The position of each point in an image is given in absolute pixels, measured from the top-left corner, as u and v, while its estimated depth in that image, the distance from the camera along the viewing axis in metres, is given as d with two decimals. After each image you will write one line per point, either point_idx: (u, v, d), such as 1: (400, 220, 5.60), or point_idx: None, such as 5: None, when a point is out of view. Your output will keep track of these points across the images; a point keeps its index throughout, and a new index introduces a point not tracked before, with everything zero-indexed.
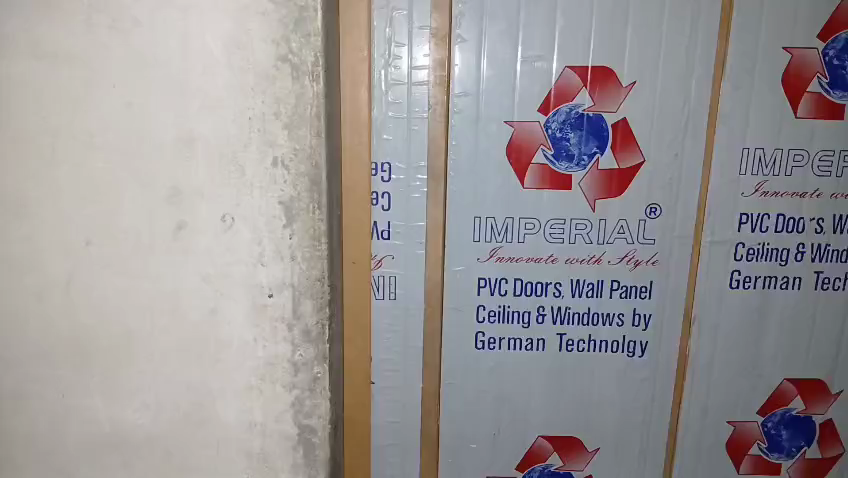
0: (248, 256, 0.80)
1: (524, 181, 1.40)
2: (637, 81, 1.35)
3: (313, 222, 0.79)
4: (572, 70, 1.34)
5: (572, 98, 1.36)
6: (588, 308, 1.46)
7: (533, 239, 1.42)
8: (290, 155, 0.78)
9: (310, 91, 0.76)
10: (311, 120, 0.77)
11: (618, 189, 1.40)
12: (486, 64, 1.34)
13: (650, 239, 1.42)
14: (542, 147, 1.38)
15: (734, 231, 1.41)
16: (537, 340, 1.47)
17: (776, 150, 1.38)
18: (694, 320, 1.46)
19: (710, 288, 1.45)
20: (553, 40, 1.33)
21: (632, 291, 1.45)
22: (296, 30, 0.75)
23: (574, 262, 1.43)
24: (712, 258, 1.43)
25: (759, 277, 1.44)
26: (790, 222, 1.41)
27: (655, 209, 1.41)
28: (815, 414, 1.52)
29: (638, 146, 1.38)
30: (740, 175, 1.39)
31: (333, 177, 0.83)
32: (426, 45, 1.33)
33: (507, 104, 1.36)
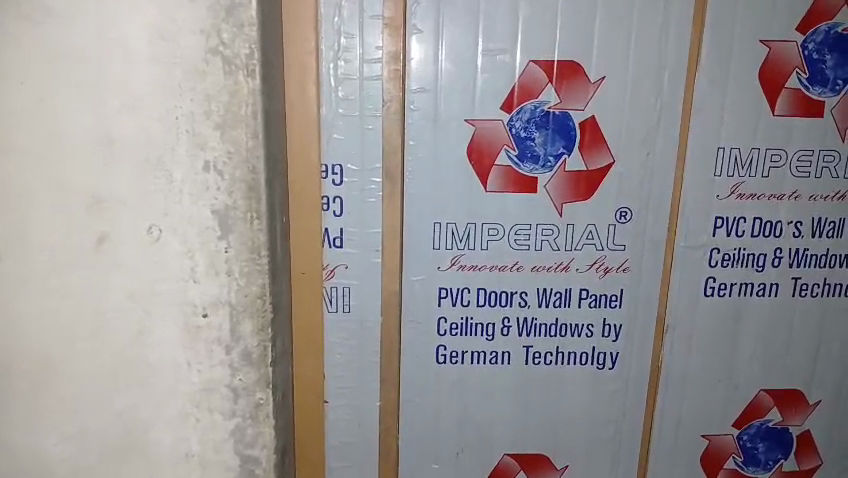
0: (180, 271, 0.72)
1: (486, 184, 1.12)
2: (606, 76, 1.08)
3: (253, 234, 0.72)
4: (536, 64, 1.07)
5: (538, 94, 1.08)
6: (555, 320, 1.19)
7: (497, 246, 1.15)
8: (223, 159, 0.70)
9: (245, 87, 0.68)
10: (246, 120, 0.69)
11: (583, 192, 1.13)
12: (445, 55, 1.06)
13: (621, 245, 1.16)
14: (506, 147, 1.10)
15: (707, 237, 1.16)
16: (502, 354, 1.20)
17: (727, 147, 1.12)
18: (665, 331, 1.21)
19: (681, 295, 1.19)
20: (517, 30, 1.06)
21: (602, 299, 1.18)
22: (228, 19, 0.67)
23: (540, 270, 1.16)
24: (685, 267, 1.17)
25: (735, 285, 1.19)
26: (768, 225, 1.16)
27: (624, 213, 1.14)
28: (792, 425, 1.28)
29: (607, 142, 1.11)
30: (716, 177, 1.13)
31: (275, 181, 0.76)
32: (379, 36, 1.05)
33: (469, 97, 1.08)
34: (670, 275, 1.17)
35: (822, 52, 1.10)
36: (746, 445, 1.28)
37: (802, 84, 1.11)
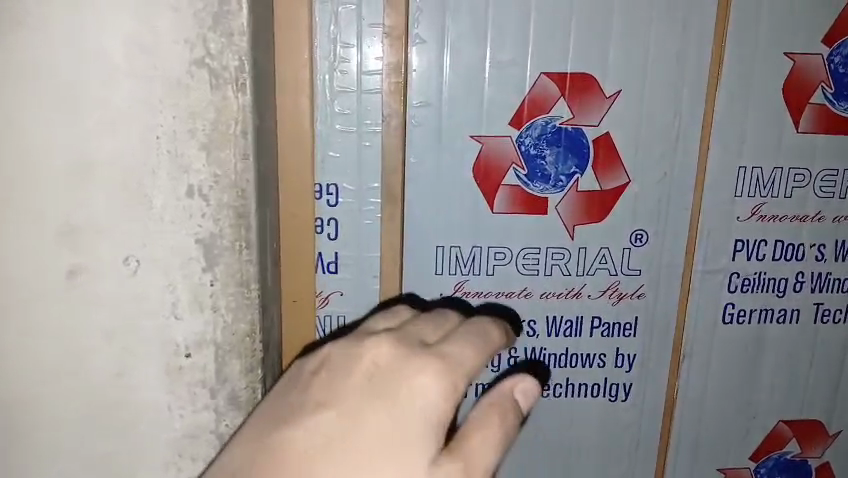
0: (160, 307, 0.65)
1: (492, 205, 0.85)
2: (622, 89, 0.82)
3: (242, 265, 0.65)
4: (548, 76, 0.81)
5: (550, 109, 0.82)
6: (566, 352, 0.90)
7: (504, 272, 0.87)
8: (209, 183, 0.62)
9: (234, 103, 0.61)
10: (235, 140, 0.62)
11: (595, 212, 0.86)
12: (449, 67, 0.80)
13: (635, 269, 0.88)
14: (513, 165, 0.84)
15: (726, 262, 0.88)
16: None
17: (778, 167, 0.86)
18: (683, 358, 0.91)
19: (702, 320, 0.90)
20: (528, 32, 0.80)
21: (615, 330, 0.90)
22: (215, 28, 0.59)
23: (550, 298, 0.88)
24: (703, 298, 0.89)
25: (755, 311, 0.91)
26: (791, 248, 0.89)
27: (639, 235, 0.87)
28: (811, 458, 0.99)
29: (623, 161, 0.84)
30: (737, 197, 0.86)
31: (265, 206, 0.68)
32: (378, 48, 0.79)
33: (475, 109, 0.81)
34: (686, 313, 0.90)
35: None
36: None
37: (827, 99, 0.85)
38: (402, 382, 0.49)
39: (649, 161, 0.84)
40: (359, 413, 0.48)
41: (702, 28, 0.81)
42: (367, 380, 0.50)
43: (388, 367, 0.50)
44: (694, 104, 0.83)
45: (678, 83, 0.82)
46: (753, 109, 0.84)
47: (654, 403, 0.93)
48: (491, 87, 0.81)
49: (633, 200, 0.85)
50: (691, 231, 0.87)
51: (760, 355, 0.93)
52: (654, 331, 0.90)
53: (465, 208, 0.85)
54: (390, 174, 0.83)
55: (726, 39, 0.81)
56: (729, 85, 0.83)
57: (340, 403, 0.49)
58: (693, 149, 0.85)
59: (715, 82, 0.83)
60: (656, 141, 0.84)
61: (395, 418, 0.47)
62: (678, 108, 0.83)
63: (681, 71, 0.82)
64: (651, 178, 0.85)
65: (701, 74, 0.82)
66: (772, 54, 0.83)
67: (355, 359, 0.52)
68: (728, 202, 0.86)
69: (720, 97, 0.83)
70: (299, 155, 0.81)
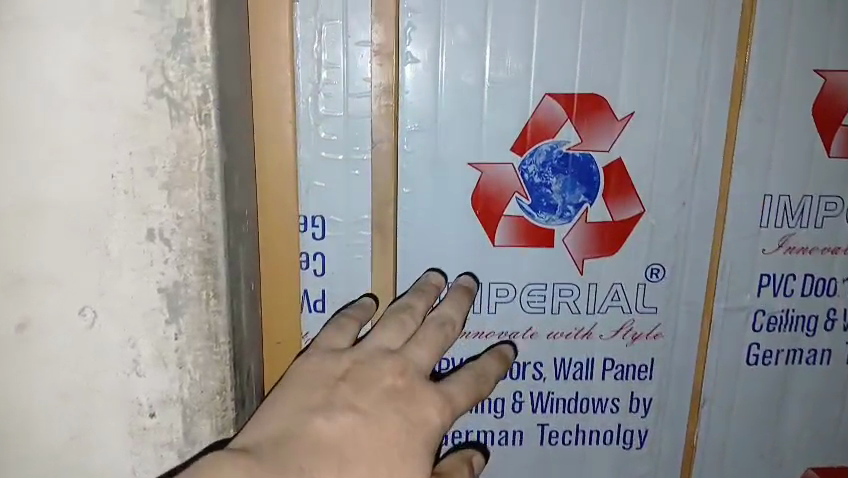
0: (120, 363, 0.58)
1: (493, 238, 0.77)
2: (636, 111, 0.75)
3: (210, 317, 0.58)
4: (553, 98, 0.74)
5: (555, 133, 0.75)
6: (576, 396, 0.83)
7: (507, 311, 0.80)
8: (171, 225, 0.56)
9: (198, 136, 0.54)
10: (199, 178, 0.55)
11: (607, 245, 0.78)
12: (445, 87, 0.73)
13: (651, 306, 0.80)
14: (517, 194, 0.76)
15: (750, 297, 0.81)
16: (514, 436, 0.84)
17: (807, 195, 0.78)
18: (703, 403, 0.84)
19: (723, 361, 0.83)
20: (532, 48, 0.72)
21: (630, 372, 0.82)
22: (174, 52, 0.53)
23: (557, 338, 0.81)
24: (724, 337, 0.82)
25: (782, 351, 0.83)
26: (822, 283, 0.81)
27: (656, 270, 0.79)
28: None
29: (638, 190, 0.77)
30: (761, 228, 0.79)
31: (238, 250, 0.61)
32: (367, 66, 0.72)
33: (474, 133, 0.74)
34: (707, 355, 0.82)
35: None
36: None
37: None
38: (420, 406, 0.60)
39: (666, 190, 0.77)
40: (380, 418, 0.58)
41: (723, 43, 0.74)
42: (388, 395, 0.60)
43: (406, 389, 0.60)
44: (716, 127, 0.76)
45: (697, 104, 0.75)
46: (780, 131, 0.77)
47: (671, 450, 0.85)
48: (491, 110, 0.74)
49: (649, 232, 0.78)
50: (712, 265, 0.79)
51: (787, 399, 0.85)
52: (672, 373, 0.82)
53: (464, 241, 0.78)
54: (382, 205, 0.76)
55: (749, 55, 0.74)
56: (753, 105, 0.76)
57: (364, 410, 0.59)
58: (715, 176, 0.77)
59: (738, 102, 0.75)
60: (674, 167, 0.77)
61: (404, 432, 0.59)
62: (698, 131, 0.76)
63: (700, 91, 0.75)
64: (667, 208, 0.77)
65: (723, 93, 0.75)
66: (802, 71, 0.75)
67: (377, 383, 0.60)
68: (753, 234, 0.79)
69: (744, 118, 0.76)
70: (281, 185, 0.74)
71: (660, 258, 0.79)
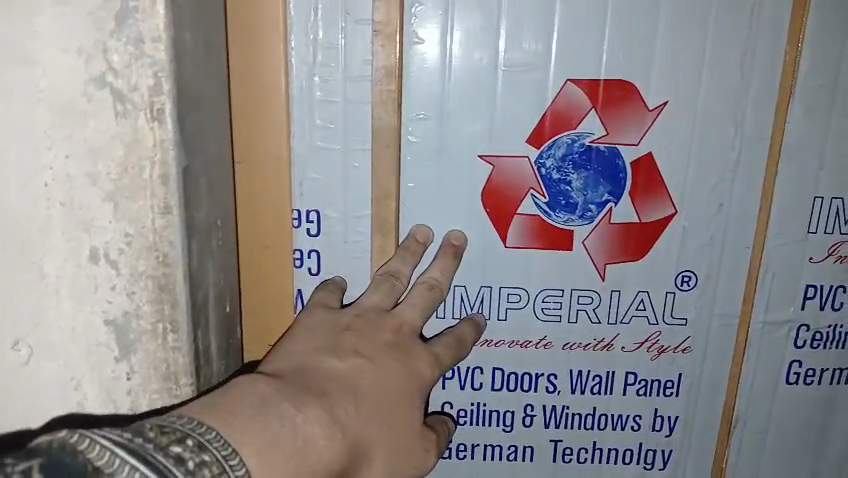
0: (67, 396, 0.58)
1: (506, 239, 0.70)
2: (669, 100, 0.66)
3: (167, 354, 0.57)
4: (576, 84, 0.66)
5: (578, 123, 0.67)
6: (593, 412, 0.75)
7: (518, 318, 0.72)
8: (119, 244, 0.53)
9: (149, 135, 0.50)
10: (152, 187, 0.52)
11: (633, 249, 0.70)
12: (454, 70, 0.65)
13: (680, 318, 0.72)
14: (532, 190, 0.68)
15: (793, 311, 0.72)
16: (524, 452, 0.77)
17: None
18: (734, 425, 0.76)
19: (760, 380, 0.74)
20: (553, 26, 0.64)
21: (653, 388, 0.75)
22: (118, 32, 0.48)
23: (573, 349, 0.73)
24: (762, 354, 0.73)
25: (826, 371, 0.74)
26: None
27: (687, 278, 0.71)
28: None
29: (669, 188, 0.68)
30: (810, 235, 0.70)
31: (204, 272, 0.59)
32: (367, 46, 0.64)
33: (486, 121, 0.67)
34: (742, 374, 0.74)
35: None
36: None
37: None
38: (419, 358, 0.62)
39: (700, 190, 0.69)
40: (382, 363, 0.59)
41: (772, 23, 0.65)
42: (391, 344, 0.62)
43: (404, 341, 0.63)
44: (759, 118, 0.67)
45: (739, 92, 0.66)
46: (835, 124, 0.67)
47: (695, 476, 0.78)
48: (502, 99, 0.66)
49: (680, 237, 0.70)
50: (750, 274, 0.71)
51: (828, 424, 0.77)
52: (700, 393, 0.75)
53: (470, 243, 0.70)
54: (382, 200, 0.69)
55: (804, 35, 0.65)
56: (804, 96, 0.66)
57: (370, 355, 0.59)
58: (757, 174, 0.68)
59: (787, 91, 0.66)
60: (711, 163, 0.68)
61: (407, 378, 0.60)
62: (739, 123, 0.67)
63: (742, 78, 0.66)
64: (701, 209, 0.69)
65: (770, 80, 0.66)
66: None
67: (379, 331, 0.62)
68: (799, 240, 0.70)
69: (793, 109, 0.67)
70: (273, 180, 0.68)
71: (691, 266, 0.71)
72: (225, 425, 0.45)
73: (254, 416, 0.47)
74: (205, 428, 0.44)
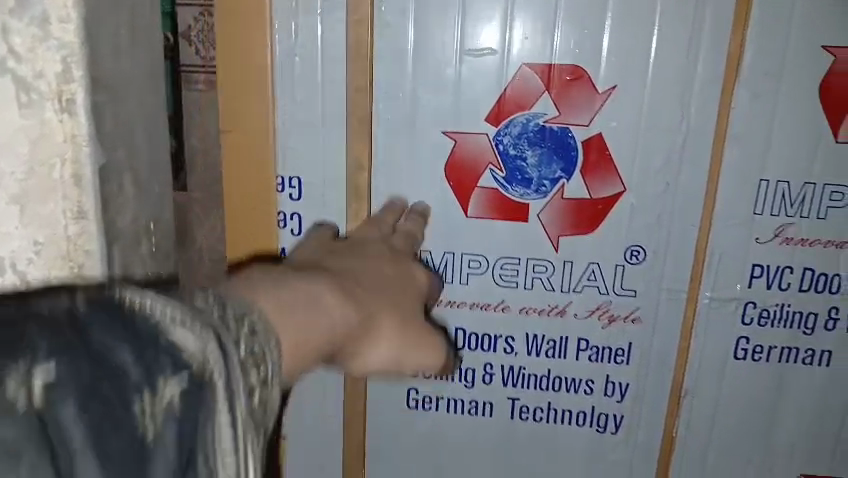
0: None
1: (467, 209, 0.81)
2: (616, 86, 0.75)
3: (75, 271, 0.62)
4: (529, 70, 0.75)
5: (530, 105, 0.76)
6: (548, 374, 0.86)
7: (480, 281, 0.84)
8: (27, 252, 0.60)
9: (59, 124, 0.58)
10: (59, 169, 0.59)
11: (585, 222, 0.80)
12: (419, 55, 0.76)
13: (628, 289, 0.81)
14: (491, 165, 0.79)
15: (741, 288, 0.78)
16: (484, 407, 0.88)
17: (810, 182, 0.74)
18: (684, 395, 0.83)
19: (708, 354, 0.81)
20: (505, 17, 0.74)
21: (605, 356, 0.84)
22: (21, 14, 0.55)
23: (530, 313, 0.84)
24: (709, 329, 0.80)
25: (774, 349, 0.80)
26: (824, 278, 0.77)
27: (635, 252, 0.79)
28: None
29: (619, 167, 0.77)
30: (756, 215, 0.76)
31: (112, 235, 0.68)
32: (340, 33, 0.76)
33: (448, 100, 0.78)
34: (691, 345, 0.81)
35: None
36: None
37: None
38: (412, 269, 0.65)
39: (648, 171, 0.77)
40: (371, 267, 0.60)
41: (717, 13, 0.71)
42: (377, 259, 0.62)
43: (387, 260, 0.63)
44: (705, 102, 0.73)
45: (686, 79, 0.73)
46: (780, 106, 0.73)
47: (649, 437, 0.86)
48: (459, 88, 0.77)
49: (628, 210, 0.78)
50: (697, 251, 0.78)
51: (779, 400, 0.82)
52: (647, 362, 0.82)
53: (438, 210, 0.82)
54: (357, 168, 0.81)
55: (747, 23, 0.71)
56: (749, 80, 0.72)
57: (365, 260, 0.61)
58: (703, 156, 0.75)
59: (734, 71, 0.72)
60: (660, 142, 0.75)
61: (405, 284, 0.62)
62: (684, 107, 0.74)
63: (691, 61, 0.73)
64: (648, 188, 0.77)
65: (715, 67, 0.72)
66: (807, 41, 0.70)
67: (361, 251, 0.64)
68: (746, 219, 0.76)
69: (739, 91, 0.73)
70: (257, 141, 0.80)
71: (639, 239, 0.79)
72: (272, 309, 0.46)
73: (306, 309, 0.48)
74: (255, 317, 0.44)
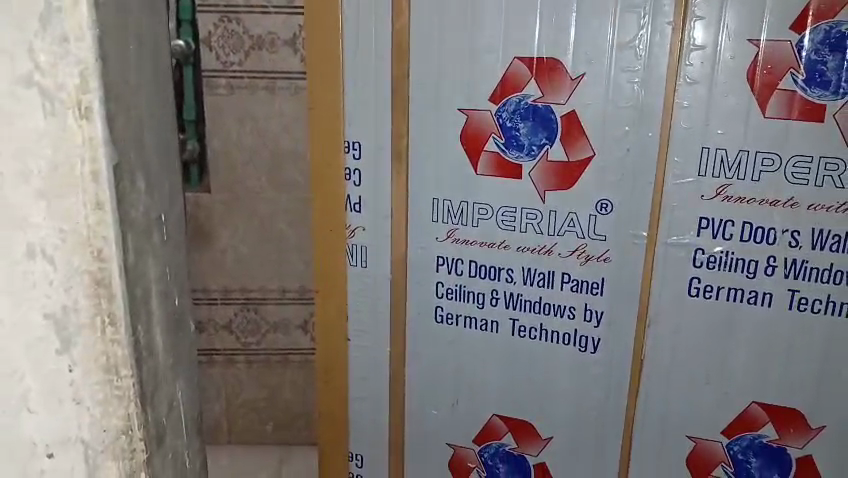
0: (56, 459, 0.53)
1: (476, 167, 1.23)
2: (585, 73, 1.13)
3: (106, 346, 0.50)
4: (521, 62, 1.15)
5: (521, 87, 1.17)
6: (540, 299, 1.27)
7: (486, 224, 1.25)
8: (66, 366, 0.50)
9: (78, 134, 0.45)
10: (84, 183, 0.46)
11: (565, 181, 1.19)
12: (438, 47, 1.19)
13: (601, 235, 1.20)
14: (493, 134, 1.20)
15: (692, 236, 1.16)
16: (491, 322, 1.32)
17: (744, 151, 1.10)
18: (650, 324, 1.22)
19: (667, 275, 1.19)
20: (503, 27, 1.14)
21: (584, 286, 1.24)
22: (42, 32, 0.43)
23: (525, 251, 1.25)
24: (667, 263, 1.18)
25: (722, 289, 1.17)
26: (760, 231, 1.13)
27: (604, 205, 1.18)
28: (791, 446, 1.22)
29: (589, 140, 1.16)
30: (699, 176, 1.12)
31: (145, 269, 0.52)
32: (385, 28, 1.20)
33: (463, 85, 1.19)
34: (654, 263, 1.19)
35: (823, 53, 1.03)
36: (738, 457, 1.26)
37: (797, 85, 1.06)
38: None
39: (605, 144, 1.16)
40: None
41: (659, 28, 1.08)
42: None
43: None
44: (657, 87, 1.11)
45: (628, 73, 1.11)
46: (717, 89, 1.08)
47: (619, 343, 1.25)
48: (474, 73, 1.18)
49: (597, 168, 1.17)
50: (653, 202, 1.16)
51: (728, 327, 1.18)
52: (615, 292, 1.22)
53: (458, 170, 1.24)
54: (397, 134, 1.25)
55: (683, 31, 1.08)
56: (689, 72, 1.09)
57: None
58: (649, 130, 1.13)
59: (674, 71, 1.09)
60: (611, 121, 1.14)
61: None
62: (641, 89, 1.11)
63: (638, 56, 1.10)
64: (612, 155, 1.16)
65: (656, 66, 1.10)
66: (740, 39, 1.06)
67: None
68: (693, 177, 1.13)
69: (681, 81, 1.09)
70: (328, 105, 1.27)
71: (608, 194, 1.18)
72: None
73: None
74: None
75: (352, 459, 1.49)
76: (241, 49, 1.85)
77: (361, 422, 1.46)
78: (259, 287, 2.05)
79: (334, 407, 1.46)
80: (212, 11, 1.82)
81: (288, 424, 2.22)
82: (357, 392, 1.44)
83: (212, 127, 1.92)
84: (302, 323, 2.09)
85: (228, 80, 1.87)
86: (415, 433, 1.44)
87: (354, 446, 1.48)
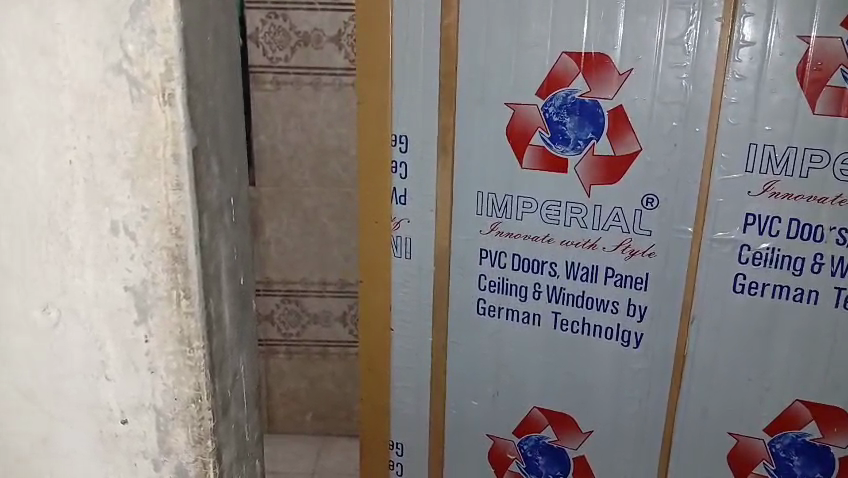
0: (129, 425, 0.55)
1: (521, 160, 1.25)
2: (633, 69, 1.14)
3: (181, 318, 0.51)
4: (568, 57, 1.17)
5: (567, 83, 1.18)
6: (583, 293, 1.28)
7: (530, 217, 1.27)
8: (144, 337, 0.52)
9: (162, 119, 0.47)
10: (166, 165, 0.48)
11: (610, 175, 1.21)
12: (487, 43, 1.21)
13: (645, 230, 1.21)
14: (539, 129, 1.22)
15: (738, 232, 1.16)
16: (533, 314, 1.33)
17: (792, 147, 1.10)
18: (692, 319, 1.23)
19: (711, 272, 1.19)
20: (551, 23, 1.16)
21: (628, 280, 1.25)
22: (132, 24, 0.45)
23: (569, 244, 1.26)
24: (711, 259, 1.19)
25: (767, 285, 1.17)
26: (807, 228, 1.13)
27: (650, 199, 1.19)
28: (834, 446, 1.22)
29: (635, 135, 1.17)
30: (747, 172, 1.13)
31: (218, 249, 0.54)
32: (435, 24, 1.22)
33: (510, 81, 1.21)
34: (698, 259, 1.19)
35: None
36: (779, 455, 1.26)
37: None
38: None
39: (651, 140, 1.17)
40: None
41: (708, 26, 1.09)
42: None
43: None
44: (704, 84, 1.11)
45: (677, 71, 1.12)
46: (764, 87, 1.09)
47: (661, 338, 1.26)
48: (521, 68, 1.20)
49: (643, 163, 1.18)
50: (699, 198, 1.16)
51: (772, 324, 1.19)
52: (658, 287, 1.23)
53: (504, 164, 1.26)
54: (444, 128, 1.27)
55: (732, 29, 1.08)
56: (737, 69, 1.09)
57: None
58: (695, 128, 1.13)
59: (722, 68, 1.10)
60: (658, 117, 1.15)
61: None
62: (688, 85, 1.12)
63: (686, 52, 1.11)
64: (658, 151, 1.17)
65: (704, 64, 1.11)
66: (788, 36, 1.06)
67: None
68: (739, 174, 1.13)
69: (728, 78, 1.10)
70: (377, 102, 1.30)
71: (654, 189, 1.19)
72: None
73: None
74: None
75: (393, 447, 1.52)
76: (288, 45, 1.90)
77: (402, 410, 1.48)
78: (302, 280, 2.10)
79: (375, 395, 1.49)
80: (261, 7, 1.87)
81: (328, 414, 2.27)
82: (399, 380, 1.46)
83: (259, 122, 1.97)
84: (344, 315, 2.13)
85: (275, 76, 1.92)
86: (455, 423, 1.47)
87: (395, 435, 1.51)
